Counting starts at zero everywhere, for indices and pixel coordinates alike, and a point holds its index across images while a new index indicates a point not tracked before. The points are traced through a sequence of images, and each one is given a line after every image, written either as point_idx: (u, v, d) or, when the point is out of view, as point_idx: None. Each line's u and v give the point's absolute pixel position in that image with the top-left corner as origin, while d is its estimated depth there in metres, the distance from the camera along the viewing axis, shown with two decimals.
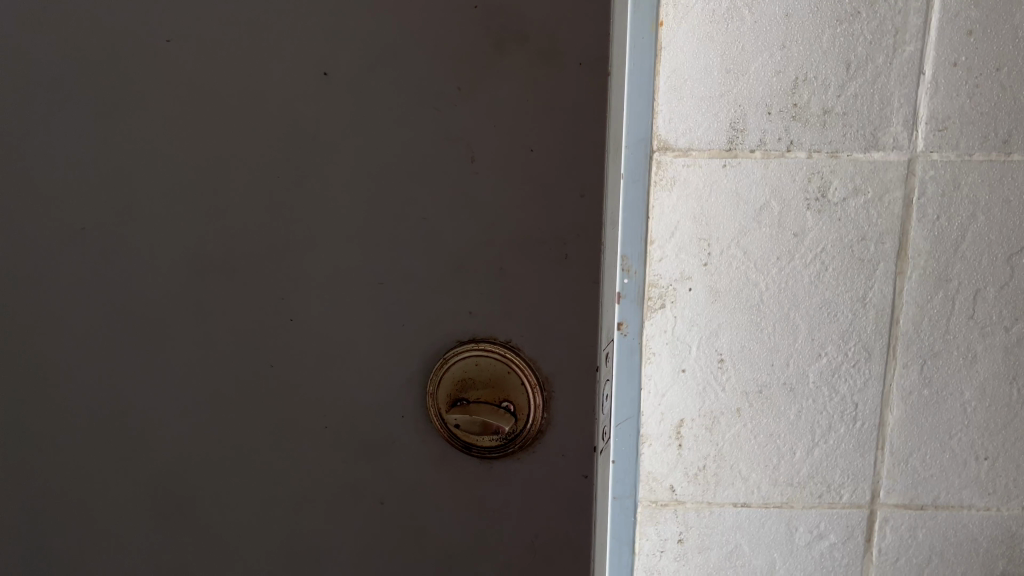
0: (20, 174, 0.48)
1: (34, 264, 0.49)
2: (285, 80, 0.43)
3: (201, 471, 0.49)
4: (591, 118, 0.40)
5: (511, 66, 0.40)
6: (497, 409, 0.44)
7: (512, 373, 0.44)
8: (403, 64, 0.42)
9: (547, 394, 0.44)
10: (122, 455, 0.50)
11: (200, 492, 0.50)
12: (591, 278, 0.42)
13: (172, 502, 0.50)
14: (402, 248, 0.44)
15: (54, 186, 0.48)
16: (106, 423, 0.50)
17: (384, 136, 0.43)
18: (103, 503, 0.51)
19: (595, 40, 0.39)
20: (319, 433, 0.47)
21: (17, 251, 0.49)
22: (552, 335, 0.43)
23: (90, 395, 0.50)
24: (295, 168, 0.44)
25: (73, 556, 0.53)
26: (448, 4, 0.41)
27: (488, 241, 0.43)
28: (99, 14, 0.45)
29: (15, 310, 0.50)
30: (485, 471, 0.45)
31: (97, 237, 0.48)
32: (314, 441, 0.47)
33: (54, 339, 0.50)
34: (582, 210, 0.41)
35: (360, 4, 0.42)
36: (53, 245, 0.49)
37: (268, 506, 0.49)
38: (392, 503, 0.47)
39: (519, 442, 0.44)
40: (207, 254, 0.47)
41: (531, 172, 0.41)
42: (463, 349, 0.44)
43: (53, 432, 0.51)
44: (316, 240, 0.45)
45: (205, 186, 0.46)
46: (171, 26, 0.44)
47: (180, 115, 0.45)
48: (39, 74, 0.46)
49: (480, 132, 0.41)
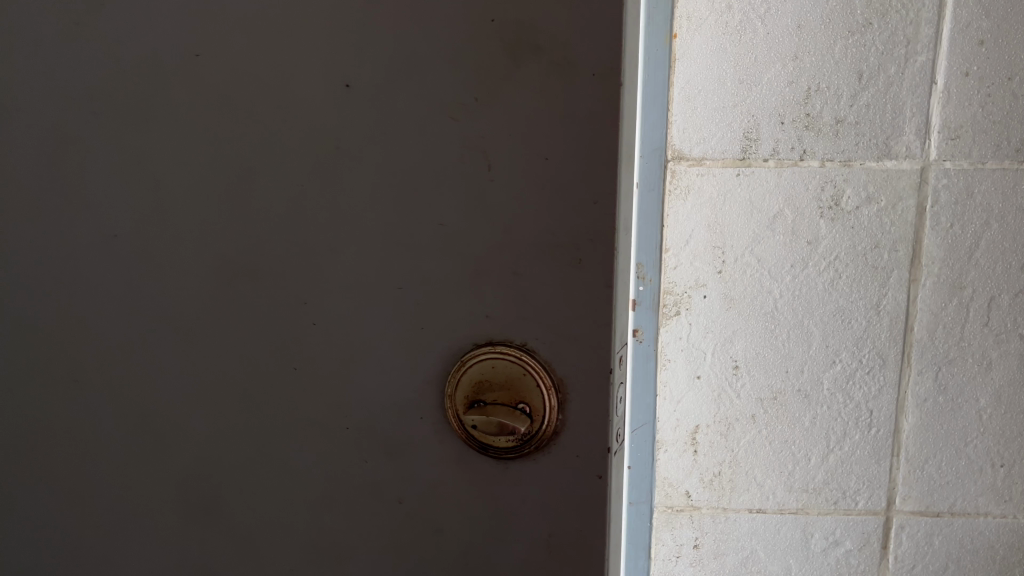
0: (59, 183, 0.50)
1: (72, 270, 0.52)
2: (310, 92, 0.45)
3: (230, 469, 0.51)
4: (605, 126, 0.41)
5: (528, 78, 0.42)
6: (513, 410, 0.45)
7: (527, 375, 0.45)
8: (423, 76, 0.43)
9: (562, 395, 0.45)
10: (152, 454, 0.53)
11: (230, 489, 0.52)
12: (605, 282, 0.43)
13: (204, 498, 0.52)
14: (421, 253, 0.45)
15: (91, 196, 0.50)
16: (138, 423, 0.53)
17: (405, 145, 0.44)
18: (132, 496, 0.54)
19: (610, 50, 0.40)
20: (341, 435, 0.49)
21: (57, 258, 0.52)
22: (566, 339, 0.44)
23: (125, 395, 0.52)
24: (319, 176, 0.46)
25: (111, 548, 0.55)
26: (466, 18, 0.42)
27: (504, 246, 0.44)
28: (133, 30, 0.47)
29: (57, 313, 0.52)
30: (501, 471, 0.47)
31: (130, 245, 0.50)
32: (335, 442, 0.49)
33: (90, 342, 0.52)
34: (596, 215, 0.42)
35: (382, 18, 0.43)
36: (89, 253, 0.51)
37: (295, 503, 0.51)
38: (412, 502, 0.49)
39: (534, 443, 0.45)
40: (234, 261, 0.49)
41: (546, 178, 0.43)
42: (481, 351, 0.45)
43: (91, 430, 0.54)
44: (339, 246, 0.46)
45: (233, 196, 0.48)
46: (202, 42, 0.46)
47: (211, 126, 0.47)
48: (77, 89, 0.49)
49: (497, 141, 0.43)
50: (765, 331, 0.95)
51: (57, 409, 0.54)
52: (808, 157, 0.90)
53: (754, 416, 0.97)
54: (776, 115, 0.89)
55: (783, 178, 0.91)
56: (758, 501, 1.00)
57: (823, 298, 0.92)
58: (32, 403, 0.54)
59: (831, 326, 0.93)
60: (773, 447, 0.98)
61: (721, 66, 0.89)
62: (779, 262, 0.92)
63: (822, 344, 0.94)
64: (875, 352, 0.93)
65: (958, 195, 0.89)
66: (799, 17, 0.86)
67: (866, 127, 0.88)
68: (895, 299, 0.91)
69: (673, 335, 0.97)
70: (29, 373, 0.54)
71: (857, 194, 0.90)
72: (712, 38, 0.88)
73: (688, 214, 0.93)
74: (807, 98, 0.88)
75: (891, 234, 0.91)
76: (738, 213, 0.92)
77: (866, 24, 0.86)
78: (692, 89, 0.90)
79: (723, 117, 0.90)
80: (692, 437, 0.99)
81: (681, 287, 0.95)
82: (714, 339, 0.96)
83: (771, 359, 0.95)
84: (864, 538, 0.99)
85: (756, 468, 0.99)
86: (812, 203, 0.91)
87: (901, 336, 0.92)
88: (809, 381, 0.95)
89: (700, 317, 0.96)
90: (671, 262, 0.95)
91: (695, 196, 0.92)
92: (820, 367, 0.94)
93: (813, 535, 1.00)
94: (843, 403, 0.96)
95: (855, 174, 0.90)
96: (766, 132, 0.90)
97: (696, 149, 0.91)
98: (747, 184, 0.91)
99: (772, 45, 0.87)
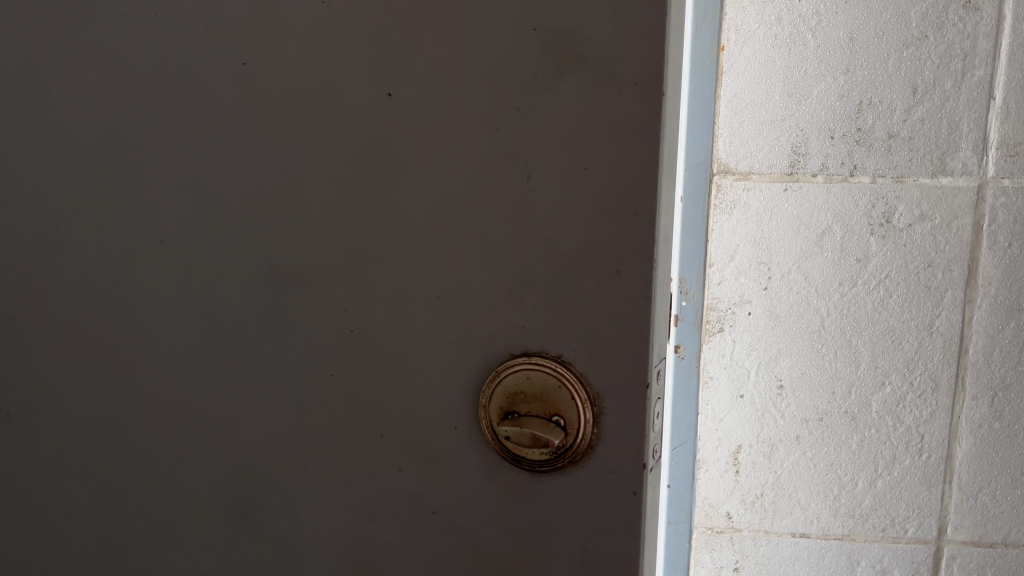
0: (109, 189, 0.52)
1: (120, 274, 0.53)
2: (353, 100, 0.45)
3: (268, 474, 0.52)
4: (648, 136, 0.41)
5: (569, 86, 0.41)
6: (547, 423, 0.44)
7: (562, 388, 0.44)
8: (464, 84, 0.43)
9: (598, 409, 0.44)
10: (197, 457, 0.54)
11: (267, 493, 0.52)
12: (645, 295, 0.42)
13: (241, 503, 0.53)
14: (459, 262, 0.45)
15: (139, 201, 0.51)
16: (184, 426, 0.53)
17: (444, 153, 0.44)
18: (173, 498, 0.55)
19: (654, 60, 0.40)
20: (379, 442, 0.49)
21: (106, 261, 0.53)
22: (605, 351, 0.44)
23: (168, 398, 0.53)
24: (360, 183, 0.46)
25: (150, 548, 0.56)
26: (509, 26, 0.42)
27: (543, 257, 0.44)
28: (184, 40, 0.48)
29: (105, 316, 0.54)
30: (536, 484, 0.46)
31: (176, 250, 0.51)
32: (373, 449, 0.49)
33: (136, 344, 0.53)
34: (636, 227, 0.42)
35: (425, 27, 0.43)
36: (136, 257, 0.52)
37: (330, 510, 0.51)
38: (445, 512, 0.48)
39: (569, 457, 0.44)
40: (276, 267, 0.49)
41: (586, 189, 0.42)
42: (516, 361, 0.45)
43: (134, 431, 0.55)
44: (378, 253, 0.47)
45: (278, 202, 0.48)
46: (249, 51, 0.47)
47: (256, 133, 0.48)
48: (129, 96, 0.50)
49: (538, 150, 0.43)
50: (813, 352, 1.02)
51: (104, 410, 0.55)
52: (859, 172, 0.97)
53: (799, 436, 1.05)
54: (826, 129, 0.97)
55: (831, 195, 0.98)
56: (801, 525, 1.08)
57: (872, 317, 1.00)
58: (81, 403, 0.56)
59: (881, 347, 1.00)
60: (821, 460, 1.05)
61: (774, 82, 0.98)
62: (828, 279, 1.00)
63: (873, 366, 1.01)
64: (926, 376, 1.00)
65: (1017, 214, 0.95)
66: (851, 32, 0.94)
67: (920, 142, 0.95)
68: (932, 322, 0.99)
69: (716, 351, 1.06)
70: (80, 374, 0.55)
71: (907, 208, 0.97)
72: (762, 50, 0.97)
73: (743, 223, 1.02)
74: (857, 114, 0.96)
75: (945, 253, 0.97)
76: (791, 239, 1.01)
77: (922, 37, 0.92)
78: (740, 101, 0.99)
79: (772, 132, 0.99)
80: (735, 456, 1.08)
81: (725, 304, 1.04)
82: (759, 357, 1.05)
83: (819, 381, 1.03)
84: (912, 568, 1.06)
85: (800, 492, 1.07)
86: (856, 243, 0.99)
87: (954, 360, 0.99)
88: (857, 403, 1.02)
89: (744, 333, 1.05)
90: (717, 276, 1.04)
91: (742, 211, 1.02)
92: (870, 389, 1.02)
93: (860, 562, 1.07)
94: (895, 427, 1.03)
95: (906, 190, 0.96)
96: (816, 146, 0.98)
97: (741, 165, 1.01)
98: (792, 213, 1.00)
99: (824, 58, 0.95)
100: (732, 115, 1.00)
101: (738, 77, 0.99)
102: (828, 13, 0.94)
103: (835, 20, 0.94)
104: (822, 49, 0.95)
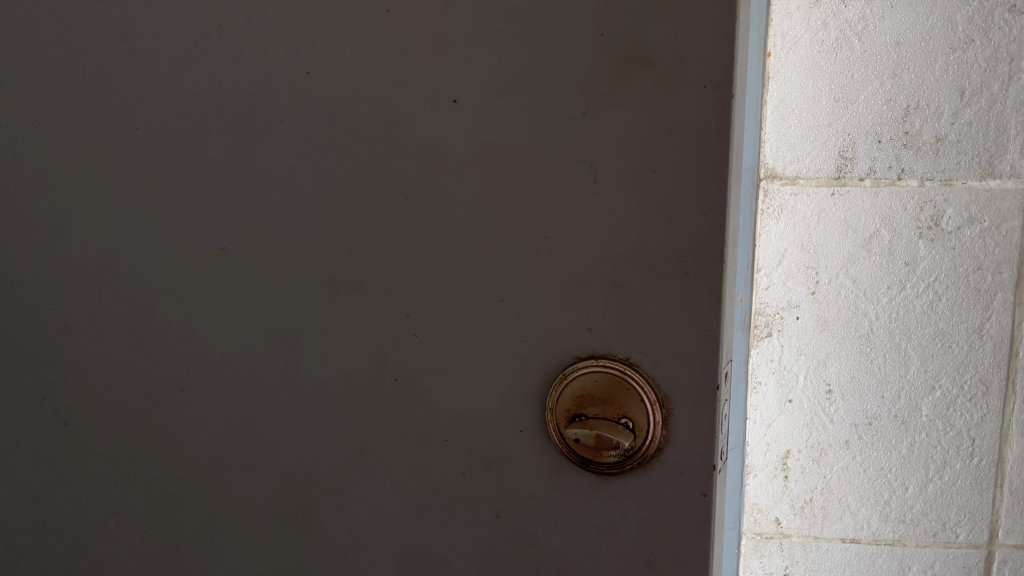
0: (169, 197, 0.52)
1: (179, 279, 0.53)
2: (415, 108, 0.46)
3: (326, 479, 0.52)
4: (716, 136, 0.41)
5: (635, 89, 0.42)
6: (615, 425, 0.44)
7: (631, 390, 0.44)
8: (528, 90, 0.44)
9: (666, 411, 0.45)
10: (253, 462, 0.54)
11: (324, 499, 0.53)
12: (711, 297, 0.42)
13: (298, 508, 0.53)
14: (523, 265, 0.45)
15: (198, 208, 0.52)
16: (240, 431, 0.54)
17: (507, 157, 0.45)
18: (228, 505, 0.55)
19: (722, 64, 0.40)
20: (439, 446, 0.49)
21: (165, 267, 0.54)
22: (670, 352, 0.44)
23: (226, 403, 0.54)
24: (422, 190, 0.47)
25: (202, 557, 0.57)
26: (574, 32, 0.42)
27: (608, 260, 0.44)
28: (247, 49, 0.49)
29: (164, 321, 0.54)
30: (601, 486, 0.46)
31: (235, 255, 0.52)
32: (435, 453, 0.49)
33: (194, 349, 0.54)
34: (704, 229, 0.42)
35: (490, 34, 0.44)
36: (195, 264, 0.53)
37: (388, 514, 0.51)
38: (507, 516, 0.48)
39: (637, 458, 0.44)
40: (335, 272, 0.50)
41: (651, 192, 0.42)
42: (583, 365, 0.45)
43: (190, 435, 0.55)
44: (440, 257, 0.47)
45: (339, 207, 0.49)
46: (311, 59, 0.48)
47: (319, 140, 0.48)
48: (189, 105, 0.51)
49: (602, 154, 0.43)
50: (862, 356, 1.02)
51: (161, 415, 0.56)
52: (905, 177, 0.97)
53: (849, 442, 1.05)
54: (874, 133, 0.97)
55: (879, 198, 0.98)
56: (852, 531, 1.08)
57: (922, 321, 1.00)
58: (138, 408, 0.56)
59: (931, 350, 1.00)
60: (866, 458, 1.05)
61: (818, 91, 0.97)
62: (877, 282, 1.00)
63: (922, 370, 1.01)
64: (977, 381, 1.01)
65: None
66: (898, 37, 0.94)
67: (967, 146, 0.95)
68: (971, 319, 0.99)
69: (765, 357, 1.07)
70: (137, 379, 0.56)
71: (953, 218, 0.98)
72: (808, 55, 0.97)
73: (787, 229, 1.03)
74: (905, 117, 0.95)
75: (994, 256, 0.98)
76: (839, 255, 1.01)
77: (969, 40, 0.93)
78: (787, 106, 0.99)
79: (819, 136, 0.99)
80: (783, 461, 1.09)
81: (772, 311, 1.05)
82: (808, 363, 1.04)
83: (868, 386, 1.03)
84: (963, 571, 1.08)
85: (850, 497, 1.07)
86: (897, 261, 0.99)
87: (1004, 364, 1.00)
88: (908, 408, 1.02)
89: (792, 338, 1.05)
90: (765, 284, 1.05)
91: (789, 215, 1.03)
92: (920, 394, 1.01)
93: (911, 568, 1.08)
94: (946, 432, 1.03)
95: (953, 193, 0.97)
96: (863, 151, 0.98)
97: (790, 168, 1.02)
98: (829, 223, 1.01)
99: (869, 63, 0.95)
100: (781, 114, 1.00)
101: (784, 76, 0.98)
102: (869, 23, 0.94)
103: (882, 33, 0.94)
104: (863, 57, 0.95)
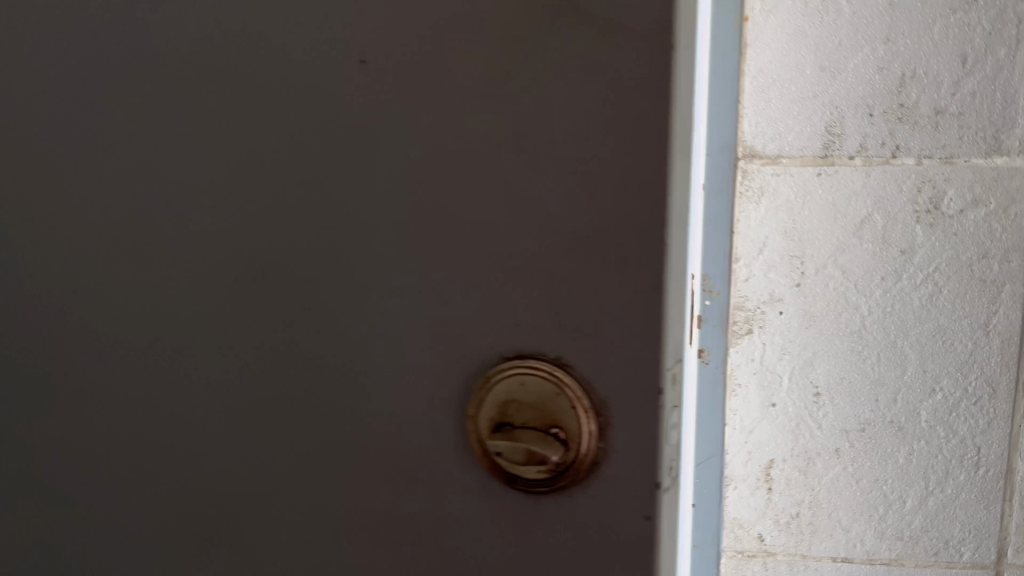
0: (44, 172, 0.46)
1: (65, 268, 0.47)
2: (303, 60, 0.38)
3: (238, 492, 0.47)
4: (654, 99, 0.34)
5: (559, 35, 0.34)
6: (544, 436, 0.37)
7: (560, 395, 0.38)
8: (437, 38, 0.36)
9: (603, 419, 0.38)
10: (159, 471, 0.48)
11: (235, 513, 0.47)
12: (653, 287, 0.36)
13: (209, 521, 0.48)
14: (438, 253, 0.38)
15: (76, 184, 0.45)
16: (142, 438, 0.48)
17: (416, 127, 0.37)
18: (136, 516, 0.50)
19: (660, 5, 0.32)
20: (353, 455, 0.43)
21: (46, 252, 0.47)
22: (607, 351, 0.37)
23: (125, 404, 0.48)
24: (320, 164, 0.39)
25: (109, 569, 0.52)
26: None
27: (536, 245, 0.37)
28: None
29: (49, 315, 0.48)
30: (532, 506, 0.40)
31: (122, 238, 0.45)
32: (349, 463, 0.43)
33: (85, 344, 0.48)
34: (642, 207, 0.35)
35: None
36: (82, 246, 0.46)
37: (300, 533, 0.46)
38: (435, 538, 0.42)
39: (569, 474, 0.38)
40: (231, 258, 0.43)
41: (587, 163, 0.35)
42: (508, 366, 0.38)
43: (92, 441, 0.50)
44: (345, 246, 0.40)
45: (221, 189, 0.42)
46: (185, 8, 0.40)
47: (201, 100, 0.41)
48: (53, 64, 0.44)
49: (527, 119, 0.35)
50: (854, 355, 0.95)
51: (59, 417, 0.50)
52: (901, 155, 0.90)
53: (841, 450, 0.99)
54: (865, 107, 0.89)
55: (870, 180, 0.91)
56: (844, 549, 1.03)
57: (920, 317, 0.93)
58: (36, 406, 0.50)
59: (930, 348, 0.94)
60: (860, 463, 0.99)
61: (805, 62, 0.89)
62: (869, 274, 0.93)
63: (920, 370, 0.95)
64: (982, 382, 0.95)
65: None
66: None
67: (969, 119, 0.88)
68: (972, 312, 0.92)
69: (744, 356, 0.99)
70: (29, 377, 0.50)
71: (954, 203, 0.90)
72: (791, 20, 0.89)
73: (769, 213, 0.94)
74: (900, 87, 0.87)
75: (1001, 243, 0.90)
76: (828, 244, 0.93)
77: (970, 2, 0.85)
78: (765, 77, 0.91)
79: (803, 110, 0.91)
80: (768, 472, 1.02)
81: (754, 305, 0.97)
82: (794, 363, 0.97)
83: (861, 387, 0.96)
84: None
85: (842, 511, 1.01)
86: (891, 253, 0.92)
87: (1012, 364, 0.94)
88: (905, 412, 0.96)
89: (775, 336, 0.97)
90: (745, 275, 0.96)
91: (771, 196, 0.94)
92: (919, 397, 0.96)
93: None
94: (947, 437, 0.97)
95: (956, 171, 0.90)
96: (853, 126, 0.90)
97: (773, 146, 0.93)
98: (815, 208, 0.93)
99: (860, 27, 0.87)
100: (762, 85, 0.91)
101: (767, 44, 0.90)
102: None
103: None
104: (854, 21, 0.87)
